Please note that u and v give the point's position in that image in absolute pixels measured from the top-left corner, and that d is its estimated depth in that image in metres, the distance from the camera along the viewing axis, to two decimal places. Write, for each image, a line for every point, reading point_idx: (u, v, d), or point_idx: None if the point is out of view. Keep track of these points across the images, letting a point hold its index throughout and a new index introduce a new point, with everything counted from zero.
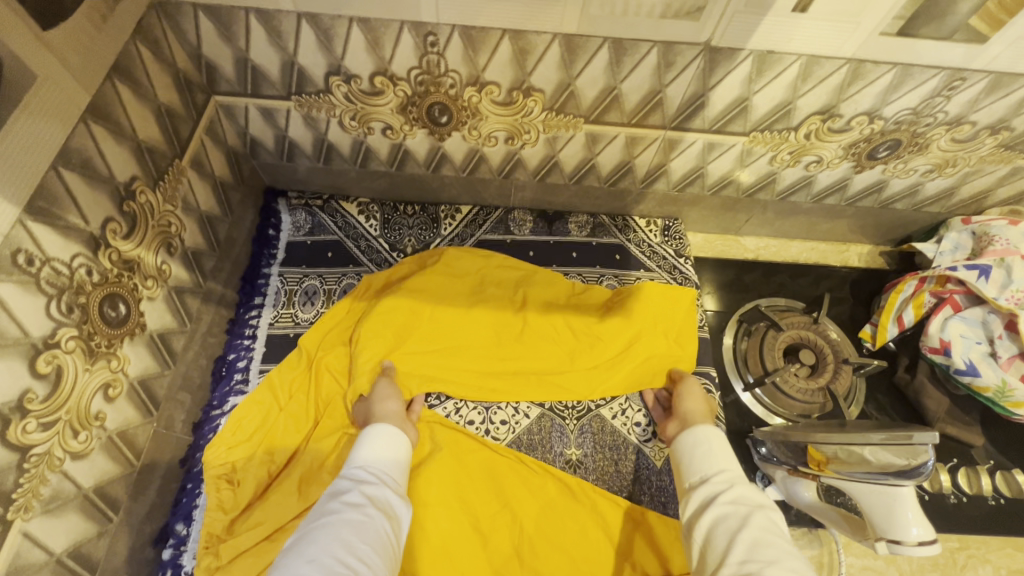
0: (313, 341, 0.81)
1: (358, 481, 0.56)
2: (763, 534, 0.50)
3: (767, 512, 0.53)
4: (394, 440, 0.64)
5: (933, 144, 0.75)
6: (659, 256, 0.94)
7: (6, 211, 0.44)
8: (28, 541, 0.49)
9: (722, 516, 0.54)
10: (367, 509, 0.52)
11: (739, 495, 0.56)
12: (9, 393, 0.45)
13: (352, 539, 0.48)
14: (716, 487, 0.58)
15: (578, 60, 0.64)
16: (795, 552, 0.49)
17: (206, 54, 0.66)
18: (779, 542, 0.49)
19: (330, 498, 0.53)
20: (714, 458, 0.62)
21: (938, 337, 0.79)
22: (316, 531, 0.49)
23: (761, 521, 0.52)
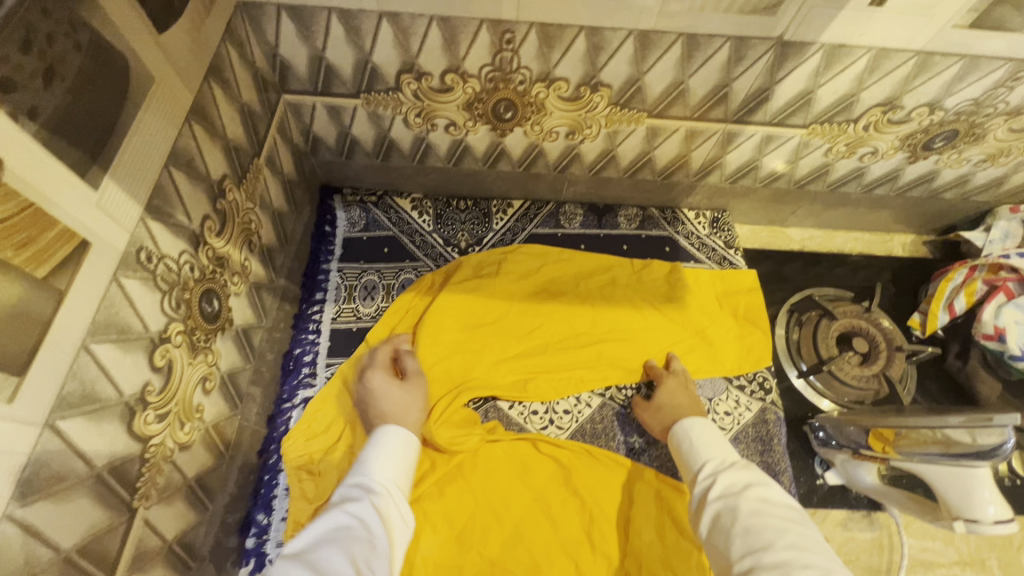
0: (381, 336, 0.83)
1: (365, 490, 0.56)
2: (756, 519, 0.52)
3: (758, 490, 0.56)
4: (405, 449, 0.63)
5: (990, 134, 0.76)
6: (709, 247, 0.95)
7: (133, 210, 0.45)
8: (148, 529, 0.50)
9: (718, 512, 0.56)
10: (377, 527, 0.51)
11: (731, 477, 0.59)
12: (135, 385, 0.47)
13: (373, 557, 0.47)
14: (705, 477, 0.62)
15: (650, 56, 0.66)
16: (791, 528, 0.51)
17: (282, 53, 0.67)
18: (776, 523, 0.51)
19: (337, 508, 0.52)
20: (699, 451, 0.66)
21: (992, 324, 0.81)
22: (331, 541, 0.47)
23: (754, 505, 0.54)
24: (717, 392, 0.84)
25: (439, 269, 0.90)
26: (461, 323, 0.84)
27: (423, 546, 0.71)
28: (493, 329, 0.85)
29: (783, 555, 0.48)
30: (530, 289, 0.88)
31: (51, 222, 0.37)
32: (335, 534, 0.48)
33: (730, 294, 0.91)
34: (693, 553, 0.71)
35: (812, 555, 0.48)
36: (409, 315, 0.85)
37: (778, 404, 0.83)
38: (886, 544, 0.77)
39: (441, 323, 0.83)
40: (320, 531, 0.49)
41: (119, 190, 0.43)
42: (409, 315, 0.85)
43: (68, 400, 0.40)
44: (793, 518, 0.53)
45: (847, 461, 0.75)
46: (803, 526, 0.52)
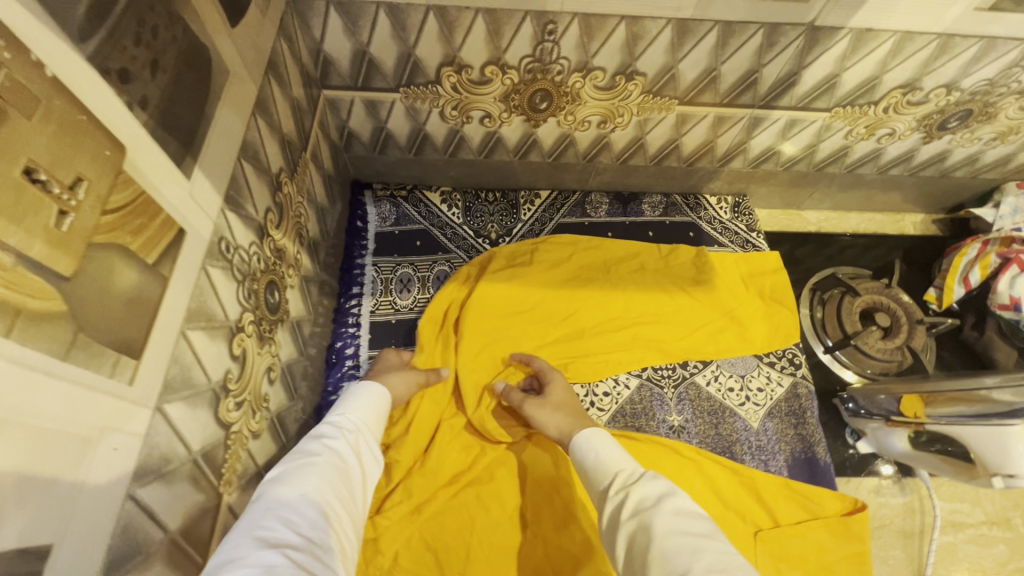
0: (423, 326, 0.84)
1: (342, 427, 0.56)
2: (665, 539, 0.43)
3: (669, 501, 0.46)
4: (376, 401, 0.63)
5: (1002, 113, 0.80)
6: (731, 231, 0.98)
7: (215, 201, 0.46)
8: (231, 514, 0.51)
9: (633, 533, 0.45)
10: (353, 459, 0.52)
11: (643, 489, 0.48)
12: (219, 372, 0.48)
13: (348, 489, 0.48)
14: (615, 492, 0.51)
15: (686, 44, 0.68)
16: (707, 548, 0.41)
17: (326, 48, 0.68)
18: (687, 543, 0.42)
19: (312, 440, 0.51)
20: (600, 464, 0.55)
21: (1007, 294, 0.84)
22: (309, 469, 0.47)
23: (667, 523, 0.44)
24: (749, 369, 0.87)
25: (472, 260, 0.92)
26: (500, 311, 0.86)
27: (479, 529, 0.72)
28: (531, 316, 0.86)
29: None
30: (563, 276, 0.90)
31: (160, 210, 0.38)
32: (303, 464, 0.47)
33: (756, 275, 0.94)
34: (740, 522, 0.75)
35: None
36: (450, 306, 0.86)
37: (808, 378, 0.86)
38: (918, 508, 0.80)
39: (481, 312, 0.84)
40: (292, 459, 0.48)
41: (205, 180, 0.44)
42: (448, 305, 0.86)
43: (171, 384, 0.41)
44: (709, 532, 0.44)
45: (878, 430, 0.79)
46: (716, 543, 0.42)
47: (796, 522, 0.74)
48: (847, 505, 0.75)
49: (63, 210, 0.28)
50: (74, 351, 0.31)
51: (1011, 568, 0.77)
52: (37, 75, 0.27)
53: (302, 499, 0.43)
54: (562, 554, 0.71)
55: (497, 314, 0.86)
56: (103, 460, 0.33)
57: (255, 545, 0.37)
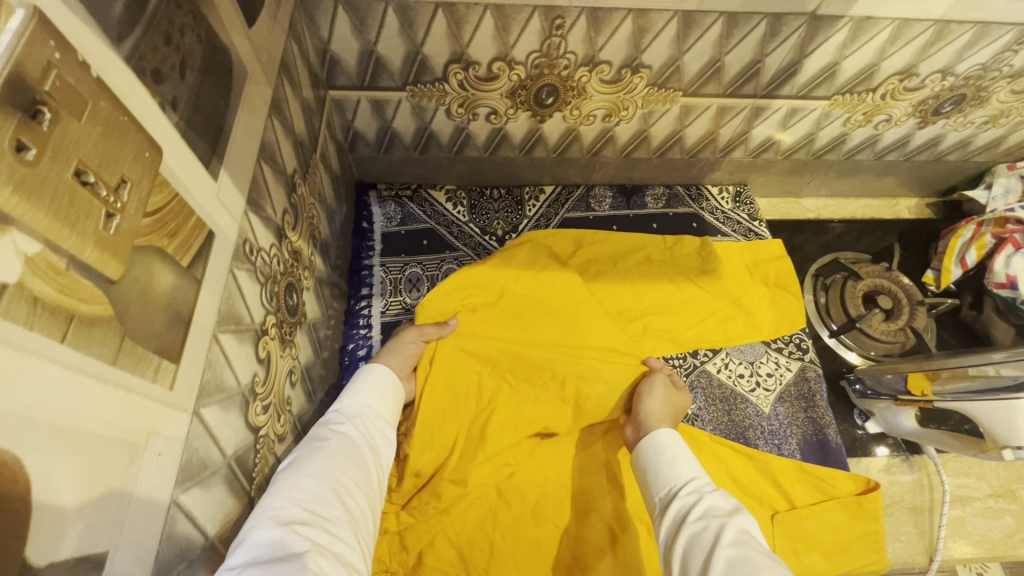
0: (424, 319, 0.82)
1: (353, 411, 0.57)
2: (736, 551, 0.46)
3: (741, 518, 0.49)
4: (388, 383, 0.63)
5: (994, 97, 0.82)
6: (734, 220, 1.00)
7: (239, 202, 0.46)
8: None
9: (696, 536, 0.49)
10: (361, 440, 0.54)
11: (716, 499, 0.52)
12: (247, 376, 0.48)
13: (357, 470, 0.50)
14: (681, 495, 0.54)
15: (691, 36, 0.69)
16: (777, 566, 0.44)
17: (333, 48, 0.68)
18: (758, 559, 0.45)
19: (322, 426, 0.54)
20: (671, 465, 0.59)
21: (1004, 273, 0.87)
22: (314, 455, 0.49)
23: (739, 536, 0.47)
24: (758, 355, 0.88)
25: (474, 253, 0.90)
26: (508, 303, 0.86)
27: (501, 524, 0.72)
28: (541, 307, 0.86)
29: None
30: (572, 270, 0.90)
31: (192, 212, 0.37)
32: (310, 450, 0.50)
33: (760, 263, 0.95)
34: (756, 506, 0.76)
35: None
36: (458, 301, 0.85)
37: (815, 362, 0.88)
38: (926, 483, 0.82)
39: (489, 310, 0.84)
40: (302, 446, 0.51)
41: (229, 181, 0.44)
42: (455, 298, 0.85)
43: (207, 387, 0.40)
44: (772, 554, 0.46)
45: (886, 409, 0.80)
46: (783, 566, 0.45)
47: (809, 503, 0.76)
48: (860, 485, 0.76)
49: (109, 212, 0.28)
50: (121, 355, 0.30)
51: (1019, 539, 0.78)
52: (84, 77, 0.27)
53: (308, 482, 0.46)
54: (585, 545, 0.72)
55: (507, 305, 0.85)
56: (151, 466, 0.33)
57: (265, 529, 0.41)
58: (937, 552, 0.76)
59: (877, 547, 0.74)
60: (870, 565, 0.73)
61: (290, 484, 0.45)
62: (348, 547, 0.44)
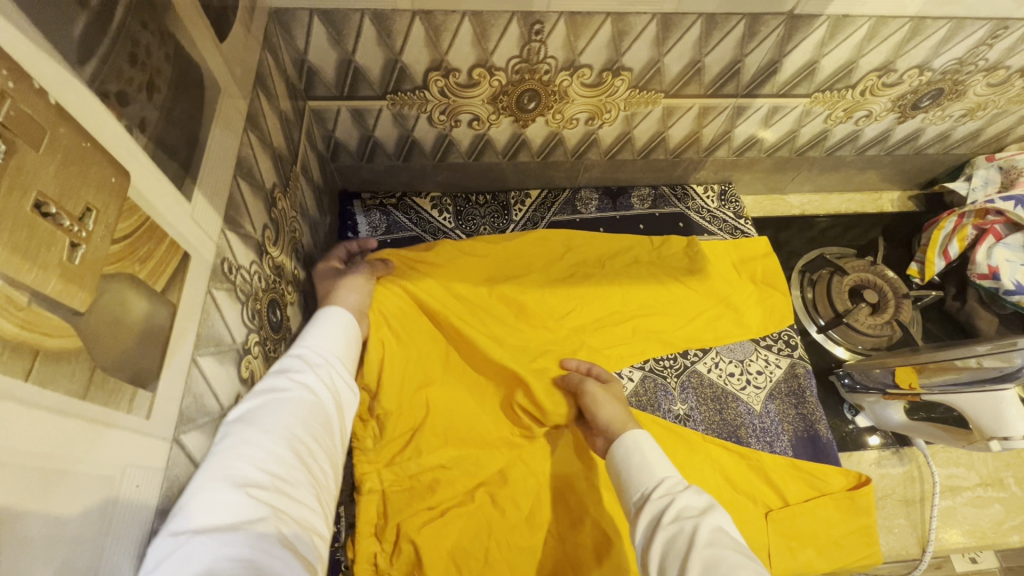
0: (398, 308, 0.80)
1: (314, 359, 0.53)
2: (712, 551, 0.47)
3: (713, 516, 0.50)
4: (346, 333, 0.59)
5: (971, 90, 0.83)
6: (720, 219, 1.00)
7: (215, 221, 0.45)
8: None
9: (673, 538, 0.49)
10: (325, 395, 0.51)
11: (687, 498, 0.53)
12: (230, 397, 0.47)
13: (319, 428, 0.48)
14: (654, 496, 0.55)
15: (671, 37, 0.69)
16: (751, 566, 0.45)
17: (310, 59, 0.67)
18: (732, 558, 0.46)
19: (280, 374, 0.50)
20: (641, 465, 0.59)
21: (985, 264, 0.88)
22: (271, 408, 0.45)
23: (712, 537, 0.48)
24: (747, 353, 0.88)
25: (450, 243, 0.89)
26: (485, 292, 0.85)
27: (496, 533, 0.71)
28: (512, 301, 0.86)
29: None
30: (562, 273, 0.90)
31: (164, 234, 0.36)
32: (270, 402, 0.46)
33: (747, 260, 0.95)
34: (750, 505, 0.76)
35: None
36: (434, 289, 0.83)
37: (804, 358, 0.88)
38: (917, 475, 0.83)
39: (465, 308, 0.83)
40: (259, 393, 0.47)
41: (204, 200, 0.43)
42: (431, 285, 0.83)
43: (187, 413, 0.39)
44: (744, 550, 0.48)
45: (875, 403, 0.81)
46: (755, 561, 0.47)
47: (803, 500, 0.76)
48: (852, 481, 0.77)
49: (74, 242, 0.27)
50: (92, 388, 0.29)
51: (1009, 526, 0.79)
52: (42, 105, 0.26)
53: (265, 440, 0.42)
54: (581, 551, 0.71)
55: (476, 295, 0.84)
56: (127, 499, 0.32)
57: (219, 489, 0.38)
58: (931, 544, 0.76)
59: (869, 541, 0.75)
60: (864, 559, 0.74)
61: (247, 441, 0.42)
62: (309, 511, 0.42)
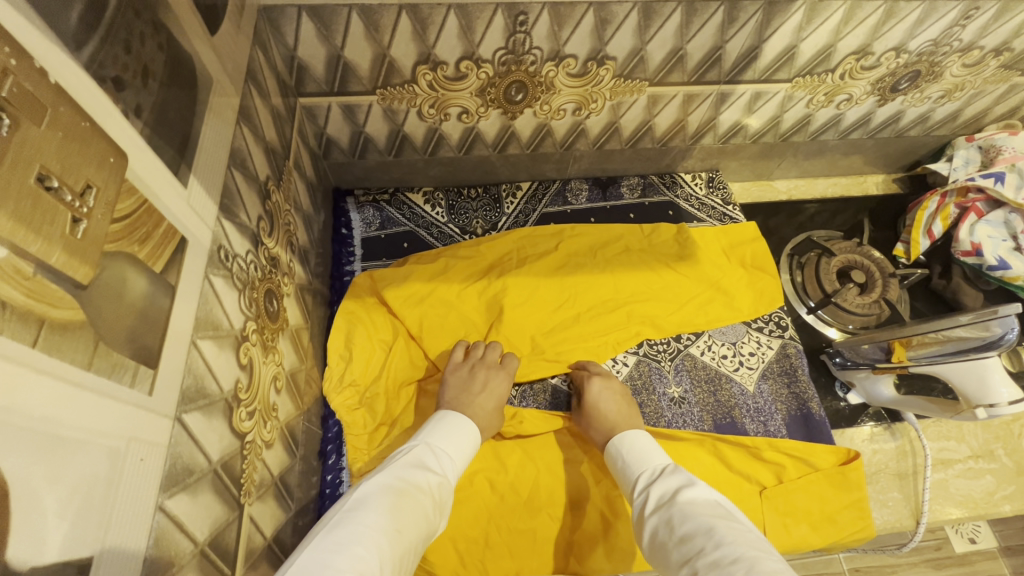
0: (395, 296, 0.83)
1: (438, 468, 0.60)
2: (688, 523, 0.51)
3: (685, 494, 0.55)
4: (467, 436, 0.67)
5: (947, 71, 0.85)
6: (708, 206, 1.02)
7: (210, 209, 0.46)
8: (252, 524, 0.51)
9: (655, 525, 0.55)
10: (433, 504, 0.55)
11: (662, 487, 0.59)
12: (229, 382, 0.48)
13: (421, 534, 0.51)
14: (641, 491, 0.61)
15: (652, 26, 0.70)
16: (717, 524, 0.49)
17: (300, 55, 0.68)
18: (702, 523, 0.50)
19: (404, 469, 0.56)
20: (629, 467, 0.66)
21: (969, 241, 0.89)
22: (395, 493, 0.52)
23: (683, 511, 0.53)
24: (739, 336, 0.90)
25: (446, 247, 0.92)
26: (479, 282, 0.87)
27: (495, 516, 0.73)
28: (468, 283, 0.87)
29: (711, 555, 0.46)
30: (556, 264, 0.91)
31: (162, 217, 0.38)
32: (393, 487, 0.53)
33: (736, 245, 0.97)
34: (745, 483, 0.78)
35: (756, 544, 0.47)
36: (427, 283, 0.85)
37: (795, 339, 0.90)
38: (909, 450, 0.84)
39: (454, 295, 0.85)
40: (386, 479, 0.54)
41: (200, 188, 0.44)
42: (426, 276, 0.85)
43: (188, 393, 0.40)
44: (719, 513, 0.52)
45: (866, 378, 0.82)
46: (733, 520, 0.51)
47: (796, 476, 0.78)
48: (841, 456, 0.78)
49: (76, 217, 0.28)
50: (96, 360, 0.30)
51: (1000, 496, 0.81)
52: (41, 82, 0.27)
53: (385, 521, 0.48)
54: (580, 532, 0.73)
55: (427, 285, 0.84)
56: (133, 471, 0.33)
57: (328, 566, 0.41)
58: (924, 515, 0.77)
59: (862, 514, 0.76)
60: (858, 532, 0.75)
61: (378, 514, 0.49)
62: None
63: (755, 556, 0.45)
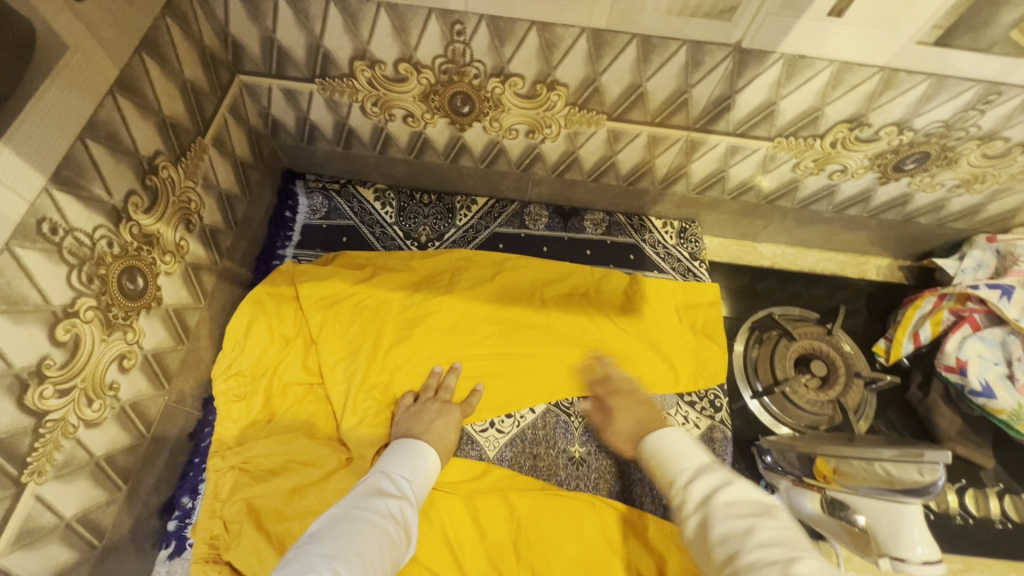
0: (308, 293, 0.80)
1: (399, 491, 0.58)
2: (727, 524, 0.47)
3: (722, 493, 0.51)
4: (427, 460, 0.65)
5: (963, 159, 0.73)
6: (674, 258, 0.93)
7: (33, 179, 0.44)
8: (39, 504, 0.50)
9: (696, 522, 0.50)
10: (401, 528, 0.53)
11: (705, 483, 0.53)
12: (29, 358, 0.46)
13: (386, 555, 0.49)
14: (679, 486, 0.55)
15: (605, 56, 0.63)
16: (755, 526, 0.46)
17: (232, 32, 0.66)
18: (740, 525, 0.47)
19: (365, 497, 0.55)
20: (680, 455, 0.58)
21: (954, 355, 0.78)
22: (353, 522, 0.50)
23: (721, 511, 0.49)
24: (666, 407, 0.82)
25: (381, 252, 0.89)
26: (400, 296, 0.83)
27: None
28: (388, 294, 0.83)
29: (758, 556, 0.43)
30: (489, 294, 0.86)
31: None
32: (352, 517, 0.51)
33: (691, 306, 0.89)
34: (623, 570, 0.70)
35: (798, 549, 0.43)
36: (343, 287, 0.82)
37: (727, 423, 0.81)
38: None
39: (370, 304, 0.82)
40: (343, 511, 0.52)
41: (18, 159, 0.43)
42: (346, 278, 0.83)
43: None
44: (757, 512, 0.48)
45: (790, 487, 0.72)
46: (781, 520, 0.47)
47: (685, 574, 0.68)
48: None
49: None
50: None
51: None
52: None
53: (342, 546, 0.46)
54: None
55: (344, 289, 0.82)
56: None
57: None
58: None
59: None
60: None
61: (335, 543, 0.47)
62: None
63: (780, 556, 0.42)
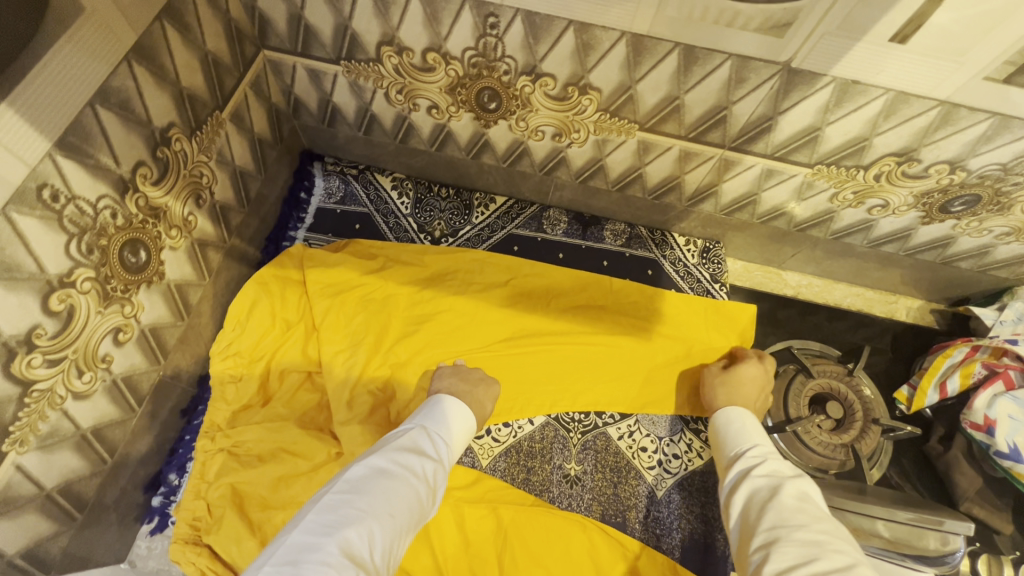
0: (316, 279, 0.79)
1: (435, 454, 0.56)
2: (796, 501, 0.46)
3: (799, 481, 0.49)
4: (462, 423, 0.63)
5: (1017, 206, 0.68)
6: (694, 278, 0.90)
7: (35, 143, 0.43)
8: (20, 474, 0.49)
9: (756, 488, 0.50)
10: (430, 494, 0.52)
11: (772, 465, 0.53)
12: (18, 326, 0.45)
13: (413, 521, 0.48)
14: (749, 458, 0.55)
15: (643, 64, 0.60)
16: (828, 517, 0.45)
17: (260, 5, 0.64)
18: (807, 508, 0.45)
19: (405, 453, 0.53)
20: (747, 435, 0.60)
21: (982, 413, 0.73)
22: (390, 480, 0.49)
23: (793, 488, 0.48)
24: (670, 433, 0.79)
25: (393, 243, 0.86)
26: (410, 290, 0.81)
27: None
28: (396, 288, 0.81)
29: (818, 536, 0.42)
30: (500, 298, 0.83)
31: None
32: (389, 472, 0.50)
33: (709, 331, 0.85)
34: None
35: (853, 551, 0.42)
36: (350, 277, 0.80)
37: None
38: None
39: (378, 296, 0.80)
40: (382, 462, 0.51)
41: (22, 122, 0.41)
42: (355, 268, 0.81)
43: None
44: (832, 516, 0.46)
45: None
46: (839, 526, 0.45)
47: None
48: None
49: None
50: None
51: None
52: None
53: (378, 505, 0.46)
54: None
55: (352, 278, 0.80)
56: None
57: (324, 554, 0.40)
58: None
59: None
60: None
61: (371, 501, 0.46)
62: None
63: (810, 554, 0.40)
